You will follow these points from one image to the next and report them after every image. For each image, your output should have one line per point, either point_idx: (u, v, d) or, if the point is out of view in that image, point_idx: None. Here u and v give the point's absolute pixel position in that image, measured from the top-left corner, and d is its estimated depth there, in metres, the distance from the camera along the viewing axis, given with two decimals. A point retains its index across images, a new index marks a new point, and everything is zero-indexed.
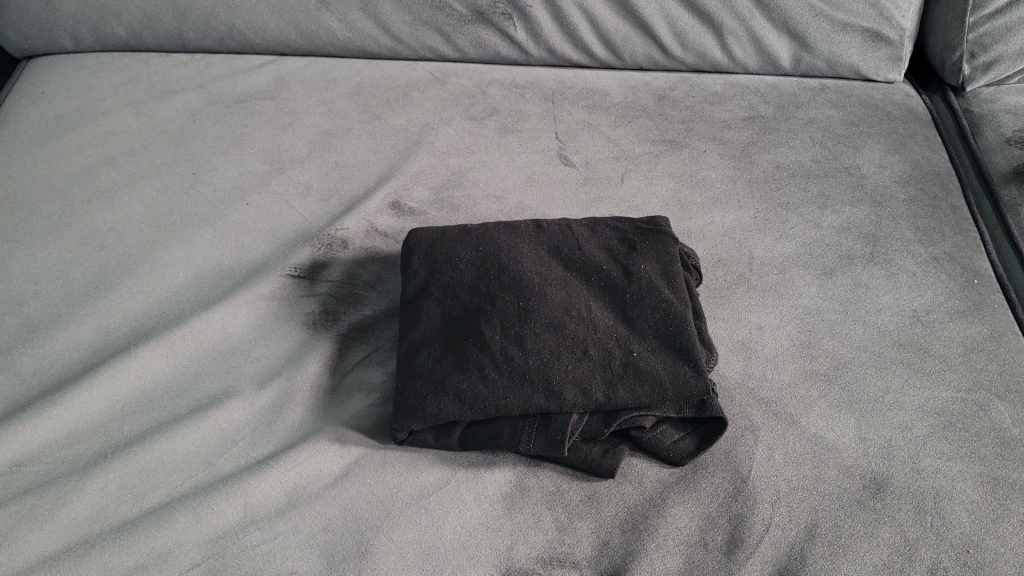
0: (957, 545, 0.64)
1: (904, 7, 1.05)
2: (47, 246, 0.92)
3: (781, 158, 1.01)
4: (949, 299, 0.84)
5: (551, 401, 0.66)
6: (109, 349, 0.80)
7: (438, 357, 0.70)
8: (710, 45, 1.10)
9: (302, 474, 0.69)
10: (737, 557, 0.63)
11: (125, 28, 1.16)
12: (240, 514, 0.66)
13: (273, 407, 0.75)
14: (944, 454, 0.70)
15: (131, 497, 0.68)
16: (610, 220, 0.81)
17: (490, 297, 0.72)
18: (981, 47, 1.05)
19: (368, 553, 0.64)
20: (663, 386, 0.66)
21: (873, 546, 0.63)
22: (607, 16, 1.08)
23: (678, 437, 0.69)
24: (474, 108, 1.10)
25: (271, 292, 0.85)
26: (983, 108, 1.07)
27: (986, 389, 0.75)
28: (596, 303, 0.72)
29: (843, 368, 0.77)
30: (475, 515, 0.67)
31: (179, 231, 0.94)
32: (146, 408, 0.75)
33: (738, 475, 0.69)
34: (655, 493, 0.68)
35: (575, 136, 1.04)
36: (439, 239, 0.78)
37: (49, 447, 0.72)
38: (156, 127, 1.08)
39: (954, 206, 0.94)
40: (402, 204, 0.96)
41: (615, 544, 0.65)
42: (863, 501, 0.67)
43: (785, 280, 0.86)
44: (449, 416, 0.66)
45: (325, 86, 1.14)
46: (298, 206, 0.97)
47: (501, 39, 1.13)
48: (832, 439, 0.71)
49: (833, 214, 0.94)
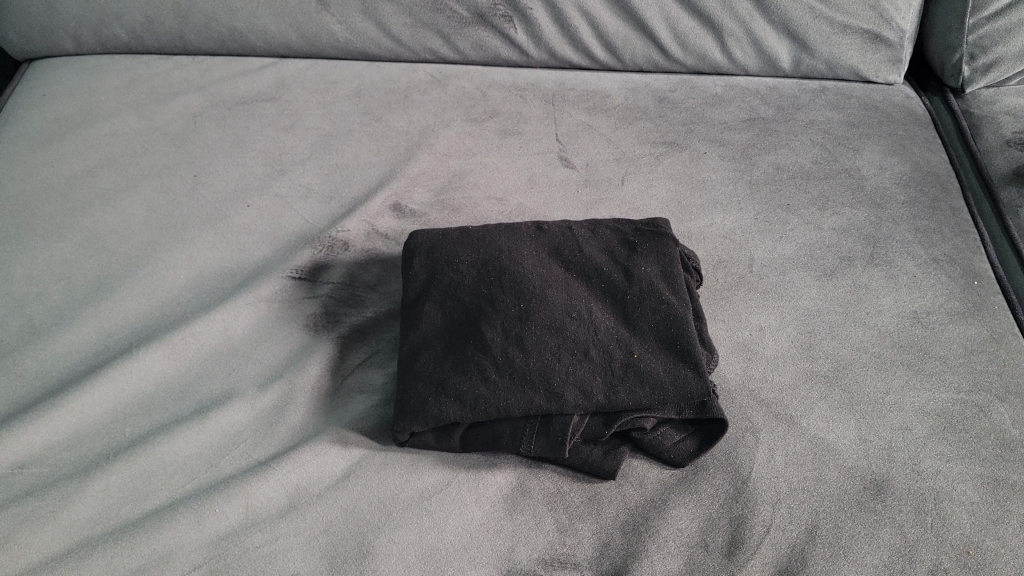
0: (958, 546, 0.64)
1: (904, 9, 1.05)
2: (48, 248, 0.92)
3: (781, 160, 1.01)
4: (949, 300, 0.84)
5: (552, 402, 0.66)
6: (111, 351, 0.80)
7: (439, 358, 0.70)
8: (710, 47, 1.10)
9: (304, 476, 0.69)
10: (738, 559, 0.63)
11: (127, 31, 1.17)
12: (241, 515, 0.66)
13: (274, 409, 0.75)
14: (945, 455, 0.70)
15: (132, 499, 0.68)
16: (610, 222, 0.81)
17: (490, 298, 0.72)
18: (981, 49, 1.05)
19: (370, 554, 0.64)
20: (663, 388, 0.66)
21: (873, 547, 0.64)
22: (607, 17, 1.09)
23: (678, 438, 0.69)
24: (474, 110, 1.10)
25: (272, 294, 0.85)
26: (983, 110, 1.07)
27: (987, 391, 0.75)
28: (597, 304, 0.73)
29: (843, 369, 0.77)
30: (477, 517, 0.67)
31: (180, 234, 0.94)
32: (147, 410, 0.76)
33: (738, 476, 0.69)
34: (656, 494, 0.68)
35: (576, 138, 1.05)
36: (440, 241, 0.78)
37: (50, 449, 0.72)
38: (156, 129, 1.09)
39: (954, 208, 0.95)
40: (403, 205, 0.96)
41: (616, 545, 0.65)
42: (864, 503, 0.67)
43: (785, 282, 0.86)
44: (450, 417, 0.67)
45: (326, 88, 1.14)
46: (300, 207, 0.97)
47: (502, 42, 1.13)
48: (832, 440, 0.71)
49: (833, 215, 0.94)
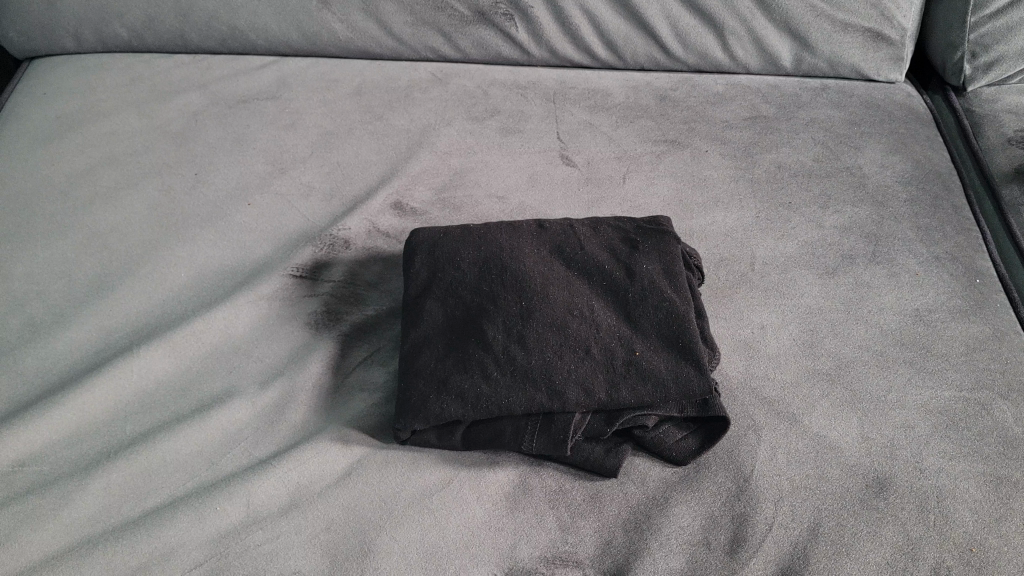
0: (961, 544, 0.64)
1: (905, 7, 1.05)
2: (48, 247, 0.92)
3: (782, 158, 1.01)
4: (951, 298, 0.84)
5: (554, 400, 0.66)
6: (111, 349, 0.80)
7: (441, 356, 0.70)
8: (711, 45, 1.10)
9: (305, 474, 0.69)
10: (740, 557, 0.63)
11: (127, 30, 1.17)
12: (242, 513, 0.66)
13: (276, 407, 0.75)
14: (946, 454, 0.70)
15: (133, 497, 0.68)
16: (611, 220, 0.81)
17: (492, 296, 0.72)
18: (982, 48, 1.05)
19: (370, 552, 0.64)
20: (665, 386, 0.66)
21: (875, 546, 0.63)
22: (608, 16, 1.09)
23: (680, 436, 0.69)
24: (475, 108, 1.10)
25: (273, 292, 0.85)
26: (984, 108, 1.07)
27: (988, 389, 0.75)
28: (598, 302, 0.72)
29: (845, 368, 0.77)
30: (478, 515, 0.66)
31: (181, 232, 0.94)
32: (148, 408, 0.75)
33: (740, 474, 0.69)
34: (657, 492, 0.68)
35: (576, 136, 1.05)
36: (441, 239, 0.78)
37: (50, 447, 0.72)
38: (157, 128, 1.08)
39: (955, 206, 0.94)
40: (404, 204, 0.96)
41: (618, 544, 0.65)
42: (866, 501, 0.66)
43: (787, 280, 0.86)
44: (452, 415, 0.66)
45: (326, 86, 1.14)
46: (301, 206, 0.97)
47: (503, 40, 1.13)
48: (834, 438, 0.71)
49: (835, 213, 0.94)
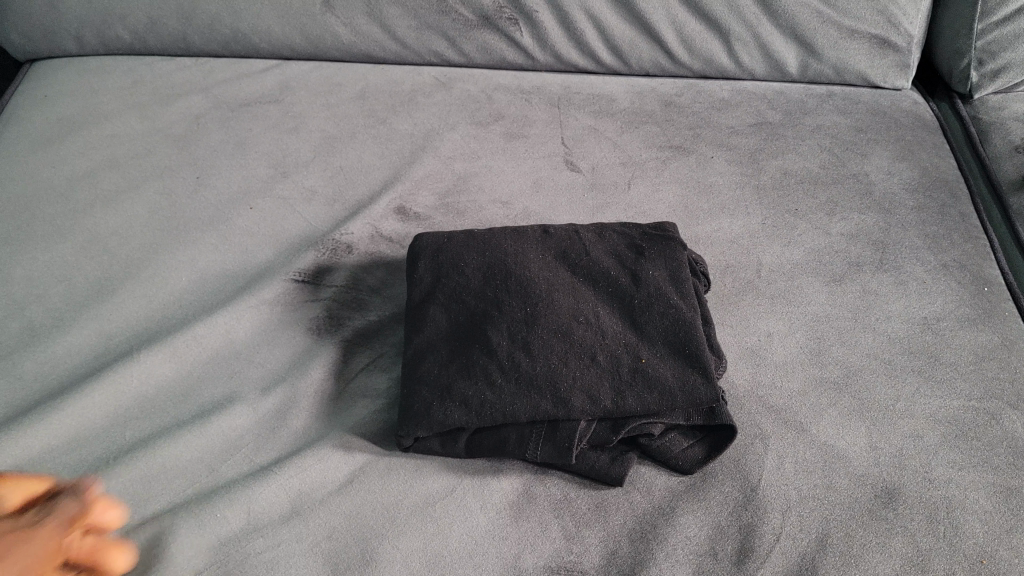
0: (970, 556, 0.63)
1: (912, 14, 1.04)
2: (49, 249, 0.91)
3: (788, 165, 1.01)
4: (959, 306, 0.83)
5: (559, 408, 0.65)
6: (111, 355, 0.79)
7: (445, 363, 0.69)
8: (717, 51, 1.10)
9: (306, 481, 0.68)
10: (748, 567, 0.62)
11: (130, 32, 1.16)
12: (242, 521, 0.65)
13: (278, 412, 0.74)
14: (956, 463, 0.69)
15: (133, 502, 0.67)
16: (617, 226, 0.80)
17: (497, 303, 0.71)
18: (988, 55, 1.05)
19: (372, 562, 0.63)
20: (672, 394, 0.66)
21: (885, 557, 0.63)
22: (613, 20, 1.08)
23: (686, 445, 0.68)
24: (479, 113, 1.09)
25: (276, 296, 0.84)
26: (991, 116, 1.06)
27: (999, 399, 0.74)
28: (604, 309, 0.72)
29: (853, 376, 0.76)
30: (481, 524, 0.66)
31: (182, 235, 0.93)
32: (148, 413, 0.75)
33: (748, 483, 0.68)
34: (664, 501, 0.67)
35: (582, 141, 1.04)
36: (445, 244, 0.77)
37: (49, 451, 0.71)
38: (159, 131, 1.08)
39: (964, 214, 0.94)
40: (408, 209, 0.95)
41: (625, 554, 0.64)
42: (876, 511, 0.66)
43: (794, 288, 0.85)
44: (455, 422, 0.66)
45: (330, 90, 1.14)
46: (303, 210, 0.96)
47: (508, 44, 1.13)
48: (843, 447, 0.70)
49: (842, 221, 0.93)
